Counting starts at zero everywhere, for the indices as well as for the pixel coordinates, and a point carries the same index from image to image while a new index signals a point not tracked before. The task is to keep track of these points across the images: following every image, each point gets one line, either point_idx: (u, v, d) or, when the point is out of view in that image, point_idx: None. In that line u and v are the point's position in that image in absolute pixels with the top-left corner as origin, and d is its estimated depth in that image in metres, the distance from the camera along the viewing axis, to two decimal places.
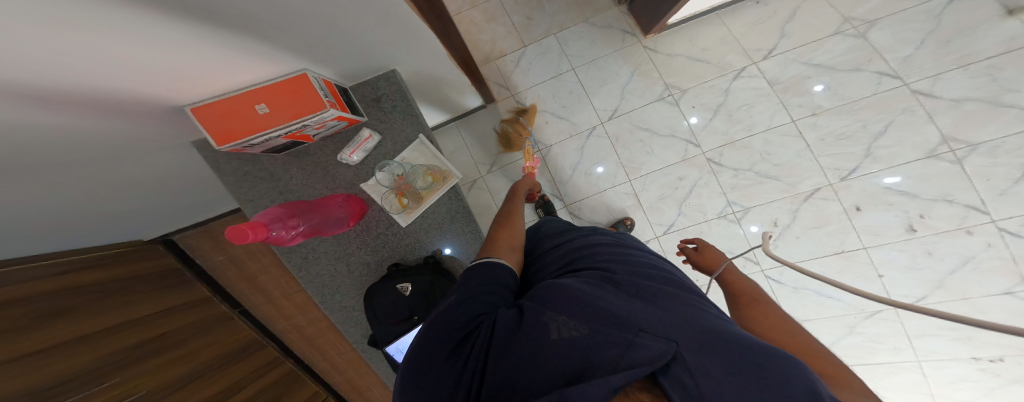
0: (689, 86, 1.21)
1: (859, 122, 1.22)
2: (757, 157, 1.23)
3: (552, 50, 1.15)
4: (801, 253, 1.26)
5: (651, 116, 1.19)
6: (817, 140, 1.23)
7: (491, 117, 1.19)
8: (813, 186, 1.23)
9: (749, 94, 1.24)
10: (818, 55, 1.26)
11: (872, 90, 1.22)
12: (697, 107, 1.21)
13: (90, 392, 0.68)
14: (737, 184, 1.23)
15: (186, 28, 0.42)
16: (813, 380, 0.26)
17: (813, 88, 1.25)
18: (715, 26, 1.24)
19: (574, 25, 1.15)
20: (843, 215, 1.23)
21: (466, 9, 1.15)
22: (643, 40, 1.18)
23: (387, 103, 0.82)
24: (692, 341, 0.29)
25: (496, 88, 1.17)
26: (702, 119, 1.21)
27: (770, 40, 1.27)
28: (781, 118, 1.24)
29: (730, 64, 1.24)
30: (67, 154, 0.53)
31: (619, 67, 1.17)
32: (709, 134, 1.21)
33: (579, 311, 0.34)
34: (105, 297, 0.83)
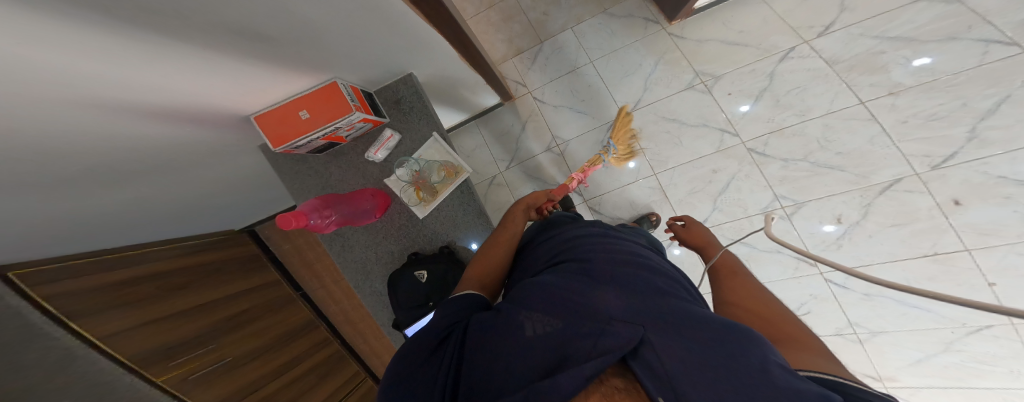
0: (724, 72, 1.11)
1: (957, 100, 1.00)
2: (813, 145, 1.07)
3: (569, 44, 1.15)
4: (876, 256, 1.06)
5: (680, 106, 1.11)
6: (896, 122, 1.03)
7: (509, 115, 1.21)
8: (891, 177, 1.03)
9: (802, 76, 1.09)
10: (895, 27, 1.07)
11: (972, 61, 1.00)
12: (735, 93, 1.10)
13: (188, 356, 0.85)
14: (787, 177, 1.08)
15: (239, 49, 0.51)
16: (770, 352, 0.27)
17: (889, 64, 1.06)
18: (755, 6, 1.13)
19: (592, 18, 1.13)
20: (935, 211, 1.00)
21: (483, 10, 1.20)
22: (668, 27, 1.12)
23: (406, 104, 0.88)
24: (658, 324, 0.30)
25: (514, 85, 1.20)
26: (742, 107, 1.10)
27: (826, 16, 1.11)
28: (844, 100, 1.07)
29: (775, 45, 1.11)
30: (164, 156, 0.66)
31: (642, 57, 1.12)
32: (751, 122, 1.09)
33: (550, 305, 0.34)
34: (214, 276, 1.03)
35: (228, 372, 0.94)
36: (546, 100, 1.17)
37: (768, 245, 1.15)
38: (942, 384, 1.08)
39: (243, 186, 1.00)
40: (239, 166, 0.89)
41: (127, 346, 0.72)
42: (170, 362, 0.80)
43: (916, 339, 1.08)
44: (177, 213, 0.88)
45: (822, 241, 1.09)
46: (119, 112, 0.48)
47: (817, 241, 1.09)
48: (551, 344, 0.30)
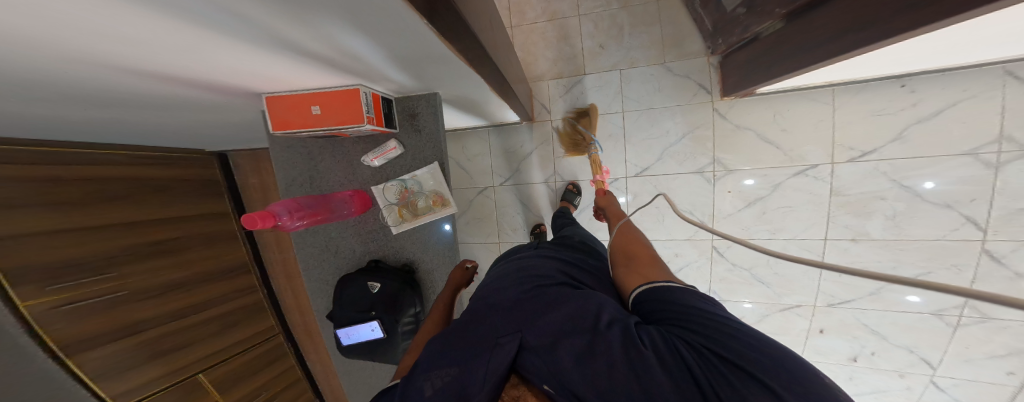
0: (738, 168, 1.09)
1: (893, 262, 1.08)
2: (761, 260, 1.21)
3: (611, 86, 1.05)
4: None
5: (679, 188, 1.10)
6: (835, 264, 1.12)
7: (522, 134, 1.15)
8: (795, 302, 1.23)
9: (798, 197, 1.10)
10: (922, 175, 1.01)
11: (939, 231, 1.02)
12: (732, 193, 1.11)
13: (80, 280, 0.85)
14: (726, 277, 1.26)
15: (185, 57, 0.39)
16: (607, 317, 0.38)
17: (880, 213, 1.06)
18: (808, 105, 1.04)
19: (646, 65, 1.02)
20: (803, 332, 1.24)
21: (542, 21, 1.07)
22: (717, 100, 1.01)
23: (421, 122, 0.82)
24: (529, 322, 0.41)
25: (538, 107, 1.11)
26: (731, 207, 1.12)
27: (875, 141, 1.03)
28: (813, 232, 1.12)
29: (802, 156, 1.07)
30: (91, 101, 0.54)
31: (674, 124, 1.04)
32: (729, 223, 1.14)
33: (448, 355, 0.41)
34: (154, 197, 1.04)
35: (137, 299, 0.97)
36: (562, 135, 1.11)
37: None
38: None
39: (231, 128, 0.94)
40: (209, 118, 0.79)
41: (21, 254, 0.75)
42: (48, 286, 0.80)
43: None
44: (161, 129, 0.84)
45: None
46: (70, 78, 0.40)
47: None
48: (449, 393, 0.37)
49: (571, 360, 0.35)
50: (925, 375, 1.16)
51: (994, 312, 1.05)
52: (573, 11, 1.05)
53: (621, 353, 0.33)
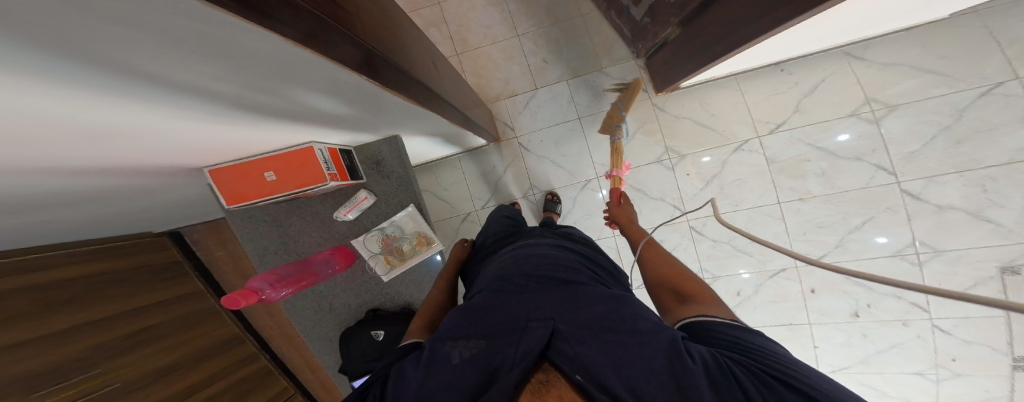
0: (688, 152, 1.21)
1: (841, 214, 1.19)
2: (736, 232, 1.27)
3: (562, 96, 1.15)
4: (760, 319, 1.30)
5: (646, 178, 1.22)
6: (796, 225, 1.22)
7: (494, 156, 1.19)
8: (780, 266, 1.27)
9: (747, 171, 1.22)
10: (828, 137, 1.18)
11: (863, 179, 1.17)
12: (691, 174, 1.22)
13: (51, 390, 0.68)
14: (712, 254, 1.31)
15: (134, 145, 0.38)
16: (651, 324, 0.40)
17: (812, 173, 1.20)
18: (725, 94, 1.21)
19: (586, 74, 1.14)
20: (798, 295, 1.27)
21: (486, 45, 1.16)
22: (653, 96, 1.19)
23: (387, 167, 0.80)
24: (564, 315, 0.42)
25: (502, 126, 1.18)
26: (693, 187, 1.22)
27: (781, 115, 1.20)
28: (767, 198, 1.23)
29: (735, 134, 1.22)
30: (17, 211, 0.48)
31: (626, 123, 1.16)
32: (698, 205, 1.22)
33: (475, 333, 0.43)
34: (116, 288, 0.87)
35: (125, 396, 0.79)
36: (530, 148, 1.17)
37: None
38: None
39: (187, 204, 0.86)
40: (156, 202, 0.73)
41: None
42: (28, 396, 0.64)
43: None
44: (108, 221, 0.76)
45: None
46: (56, 176, 0.39)
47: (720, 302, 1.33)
48: (478, 366, 0.38)
49: (604, 358, 0.36)
50: (924, 319, 1.17)
51: (950, 244, 1.11)
52: (509, 33, 1.15)
53: (666, 363, 0.34)
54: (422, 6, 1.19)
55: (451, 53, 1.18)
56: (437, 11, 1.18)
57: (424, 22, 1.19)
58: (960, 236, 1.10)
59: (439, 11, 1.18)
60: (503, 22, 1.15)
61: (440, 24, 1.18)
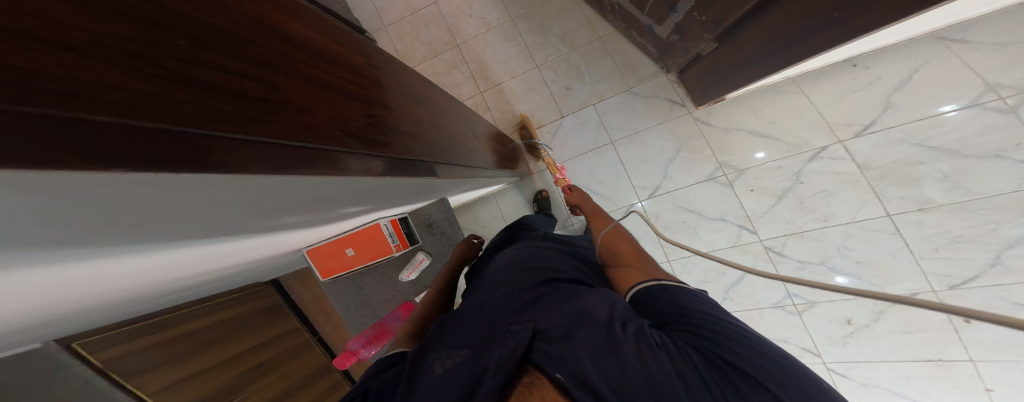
0: (748, 167, 1.04)
1: (988, 223, 0.81)
2: (831, 250, 0.97)
3: (591, 121, 1.12)
4: (881, 355, 0.99)
5: (698, 197, 1.07)
6: (920, 239, 0.88)
7: (528, 189, 1.17)
8: (905, 292, 0.90)
9: (829, 180, 0.97)
10: (943, 131, 0.84)
11: (1013, 180, 0.78)
12: (756, 190, 1.03)
13: None
14: (802, 278, 1.01)
15: (218, 264, 0.46)
16: (620, 309, 0.39)
17: (931, 177, 0.86)
18: (784, 98, 1.02)
19: (614, 96, 1.11)
20: (943, 325, 0.90)
21: (506, 79, 1.18)
22: (693, 111, 1.07)
23: (438, 228, 0.90)
24: (541, 313, 0.41)
25: (534, 160, 1.17)
26: (762, 205, 1.03)
27: (864, 114, 0.94)
28: (869, 211, 0.93)
29: (806, 141, 0.99)
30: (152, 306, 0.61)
31: (664, 141, 1.09)
32: (770, 221, 1.02)
33: (457, 342, 0.41)
34: (236, 334, 0.90)
35: None
36: (564, 178, 1.14)
37: (776, 333, 1.09)
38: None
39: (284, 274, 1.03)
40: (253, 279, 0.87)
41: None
42: None
43: None
44: None
45: (827, 337, 1.04)
46: (167, 287, 0.49)
47: (824, 336, 1.05)
48: (461, 372, 0.37)
49: (584, 353, 0.35)
50: None
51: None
52: (529, 66, 1.16)
53: (636, 354, 0.33)
54: (443, 51, 1.23)
55: (473, 92, 1.19)
56: (458, 54, 1.22)
57: (445, 66, 1.22)
58: None
59: (459, 54, 1.21)
60: (522, 56, 1.16)
61: (462, 65, 1.21)
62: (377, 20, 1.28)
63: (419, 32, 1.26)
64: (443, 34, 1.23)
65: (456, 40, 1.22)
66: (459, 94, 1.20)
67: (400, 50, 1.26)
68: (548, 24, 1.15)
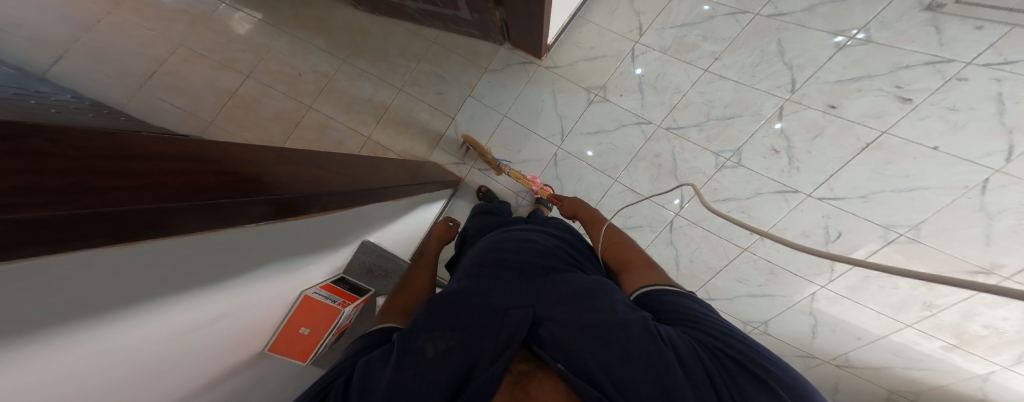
0: (604, 82, 1.16)
1: (758, 49, 1.09)
2: (705, 108, 1.13)
3: (478, 109, 1.19)
4: (832, 164, 1.09)
5: (596, 119, 1.17)
6: (739, 74, 1.11)
7: (467, 193, 1.21)
8: (775, 106, 1.10)
9: (654, 67, 1.14)
10: (676, 19, 1.12)
11: (733, 26, 1.09)
12: (624, 94, 1.16)
13: None
14: (709, 135, 1.14)
15: None
16: (618, 303, 0.44)
17: (698, 41, 1.12)
18: (584, 28, 1.17)
19: (479, 80, 1.19)
20: (827, 117, 1.07)
21: (382, 113, 1.22)
22: (541, 62, 1.17)
23: (378, 269, 0.89)
24: (551, 306, 0.46)
25: (455, 167, 1.21)
26: (635, 103, 1.15)
27: (630, 24, 1.15)
28: (694, 73, 1.13)
29: (619, 49, 1.16)
30: None
31: (540, 93, 1.17)
32: (651, 109, 1.15)
33: (448, 325, 0.41)
34: None
35: None
36: (489, 165, 1.20)
37: (745, 192, 1.17)
38: (951, 297, 1.17)
39: None
40: None
41: None
42: None
43: (942, 221, 1.03)
44: None
45: (779, 171, 1.13)
46: None
47: (777, 173, 1.13)
48: (454, 354, 0.37)
49: (586, 346, 0.39)
50: (964, 67, 0.94)
51: (859, 19, 1.01)
52: (392, 93, 1.21)
53: (638, 337, 0.37)
54: (299, 119, 1.23)
55: (360, 141, 1.21)
56: (316, 114, 1.23)
57: (312, 132, 1.23)
58: (854, 14, 1.01)
59: (318, 114, 1.23)
60: (379, 88, 1.22)
61: (330, 122, 1.23)
62: (198, 119, 1.24)
63: (257, 111, 1.24)
64: (287, 102, 1.24)
65: (303, 101, 1.23)
66: (348, 149, 1.21)
67: (252, 138, 1.23)
68: (380, 50, 1.22)
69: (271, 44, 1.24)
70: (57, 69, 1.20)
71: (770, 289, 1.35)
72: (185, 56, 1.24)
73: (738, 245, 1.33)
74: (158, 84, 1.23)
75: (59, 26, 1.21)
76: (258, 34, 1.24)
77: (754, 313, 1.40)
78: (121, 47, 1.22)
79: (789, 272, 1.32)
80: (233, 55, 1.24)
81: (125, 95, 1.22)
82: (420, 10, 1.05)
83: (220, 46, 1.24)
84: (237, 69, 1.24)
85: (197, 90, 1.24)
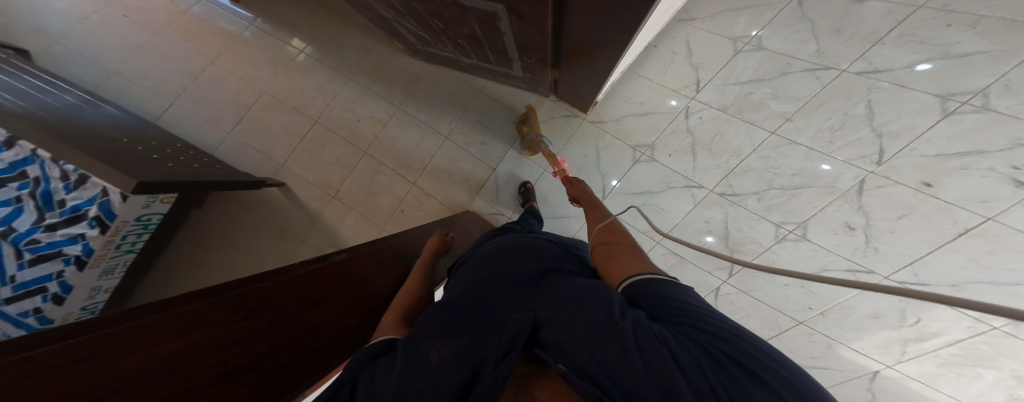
0: (653, 140, 1.13)
1: (839, 112, 0.97)
2: (767, 175, 1.07)
3: (517, 160, 1.16)
4: (917, 247, 0.95)
5: (640, 179, 1.16)
6: (812, 140, 1.01)
7: None
8: (854, 179, 0.99)
9: (710, 126, 1.08)
10: (740, 74, 1.03)
11: (812, 84, 0.98)
12: (675, 153, 1.12)
13: None
14: (771, 205, 1.09)
15: None
16: (614, 295, 0.38)
17: (766, 99, 1.02)
18: (636, 81, 1.11)
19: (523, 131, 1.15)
20: (917, 196, 0.93)
21: (428, 160, 1.20)
22: (587, 116, 1.14)
23: None
24: (551, 303, 0.40)
25: (494, 217, 1.18)
26: (687, 163, 1.12)
27: (688, 78, 1.08)
28: (758, 134, 1.05)
29: (673, 106, 1.10)
30: None
31: (584, 149, 1.16)
32: (704, 171, 1.12)
33: (453, 332, 0.37)
34: None
35: None
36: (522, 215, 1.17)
37: (808, 266, 1.09)
38: None
39: None
40: None
41: None
42: None
43: None
44: None
45: (853, 248, 1.03)
46: None
47: (850, 250, 1.03)
48: (457, 358, 0.32)
49: (586, 338, 0.32)
50: None
51: (977, 80, 0.82)
52: (439, 141, 1.19)
53: (638, 329, 0.31)
54: (354, 164, 1.24)
55: (408, 187, 1.21)
56: (370, 159, 1.23)
57: (365, 177, 1.23)
58: (969, 78, 0.82)
59: (371, 159, 1.23)
60: (427, 135, 1.20)
61: (381, 167, 1.22)
62: (271, 160, 1.26)
63: (318, 154, 1.26)
64: (345, 146, 1.24)
65: (360, 147, 1.24)
66: (395, 194, 1.21)
67: (315, 180, 1.25)
68: (433, 99, 1.20)
69: (337, 90, 1.26)
70: (169, 115, 1.27)
71: (825, 362, 1.19)
72: (267, 103, 1.28)
73: (793, 318, 1.18)
74: (243, 129, 1.27)
75: (173, 77, 1.28)
76: (327, 82, 1.26)
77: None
78: (216, 95, 1.28)
79: (850, 349, 1.15)
80: (306, 101, 1.27)
81: (217, 139, 1.27)
82: (472, 64, 1.01)
83: (293, 92, 1.27)
84: (306, 113, 1.26)
85: (273, 134, 1.27)
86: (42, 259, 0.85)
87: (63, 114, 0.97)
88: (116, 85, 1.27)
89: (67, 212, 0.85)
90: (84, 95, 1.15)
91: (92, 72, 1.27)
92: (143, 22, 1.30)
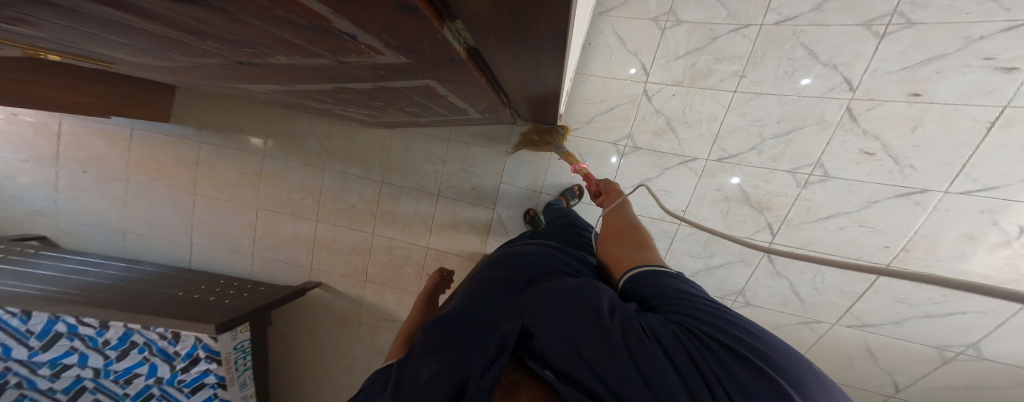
0: (628, 128, 1.17)
1: (785, 57, 1.03)
2: (754, 130, 1.08)
3: (514, 194, 1.23)
4: (958, 153, 0.94)
5: (632, 169, 1.18)
6: (774, 83, 1.05)
7: None
8: (840, 107, 1.01)
9: (673, 102, 1.13)
10: (676, 49, 1.11)
11: (744, 43, 1.05)
12: (654, 135, 1.16)
13: None
14: (776, 154, 1.07)
15: None
16: (605, 293, 0.35)
17: (712, 65, 1.09)
18: (589, 83, 1.19)
19: (506, 165, 1.23)
20: (909, 107, 0.96)
21: (432, 221, 1.29)
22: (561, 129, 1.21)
23: None
24: (537, 298, 0.36)
25: None
26: (671, 141, 1.15)
27: (633, 65, 1.15)
28: (722, 96, 1.10)
29: (633, 93, 1.16)
30: None
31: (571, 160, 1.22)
32: (691, 142, 1.13)
33: (436, 339, 0.33)
34: None
35: None
36: None
37: (853, 203, 1.04)
38: None
39: None
40: None
41: None
42: None
43: None
44: None
45: (888, 172, 0.99)
46: None
47: (887, 176, 1.00)
48: (445, 378, 0.31)
49: (576, 344, 0.30)
50: None
51: (884, 4, 0.93)
52: (434, 201, 1.28)
53: (625, 337, 0.29)
54: (370, 247, 1.34)
55: (423, 252, 1.31)
56: (379, 238, 1.33)
57: (383, 255, 1.34)
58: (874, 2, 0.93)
59: (381, 237, 1.33)
60: (421, 199, 1.29)
61: (393, 242, 1.33)
62: (299, 267, 1.39)
63: (335, 248, 1.36)
64: (353, 235, 1.35)
65: (365, 230, 1.34)
66: (417, 261, 1.32)
67: (344, 273, 1.37)
68: (406, 161, 1.28)
69: (323, 186, 1.35)
70: (198, 256, 1.44)
71: (954, 306, 0.99)
72: (262, 217, 1.38)
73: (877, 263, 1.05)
74: (263, 248, 1.40)
75: (170, 218, 1.42)
76: (306, 179, 1.35)
77: (945, 336, 1.02)
78: (219, 224, 1.41)
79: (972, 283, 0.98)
80: (297, 205, 1.36)
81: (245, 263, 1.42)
82: (430, 120, 1.08)
83: (285, 200, 1.37)
84: (303, 216, 1.36)
85: (286, 243, 1.39)
86: (197, 389, 1.10)
87: (122, 287, 1.22)
88: (136, 244, 1.44)
89: (185, 358, 1.05)
90: (124, 261, 1.42)
91: (107, 238, 1.44)
92: (105, 174, 1.39)
